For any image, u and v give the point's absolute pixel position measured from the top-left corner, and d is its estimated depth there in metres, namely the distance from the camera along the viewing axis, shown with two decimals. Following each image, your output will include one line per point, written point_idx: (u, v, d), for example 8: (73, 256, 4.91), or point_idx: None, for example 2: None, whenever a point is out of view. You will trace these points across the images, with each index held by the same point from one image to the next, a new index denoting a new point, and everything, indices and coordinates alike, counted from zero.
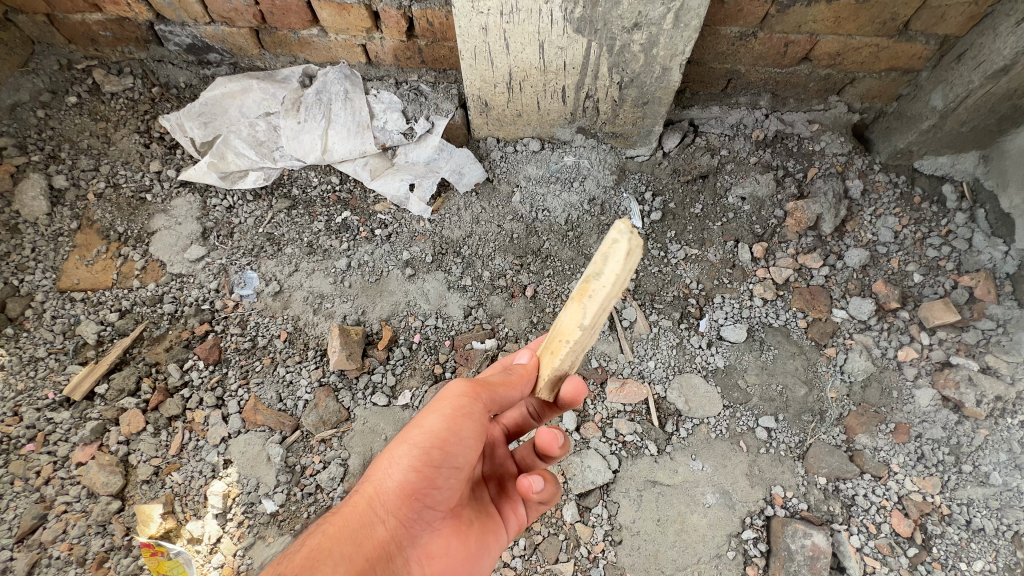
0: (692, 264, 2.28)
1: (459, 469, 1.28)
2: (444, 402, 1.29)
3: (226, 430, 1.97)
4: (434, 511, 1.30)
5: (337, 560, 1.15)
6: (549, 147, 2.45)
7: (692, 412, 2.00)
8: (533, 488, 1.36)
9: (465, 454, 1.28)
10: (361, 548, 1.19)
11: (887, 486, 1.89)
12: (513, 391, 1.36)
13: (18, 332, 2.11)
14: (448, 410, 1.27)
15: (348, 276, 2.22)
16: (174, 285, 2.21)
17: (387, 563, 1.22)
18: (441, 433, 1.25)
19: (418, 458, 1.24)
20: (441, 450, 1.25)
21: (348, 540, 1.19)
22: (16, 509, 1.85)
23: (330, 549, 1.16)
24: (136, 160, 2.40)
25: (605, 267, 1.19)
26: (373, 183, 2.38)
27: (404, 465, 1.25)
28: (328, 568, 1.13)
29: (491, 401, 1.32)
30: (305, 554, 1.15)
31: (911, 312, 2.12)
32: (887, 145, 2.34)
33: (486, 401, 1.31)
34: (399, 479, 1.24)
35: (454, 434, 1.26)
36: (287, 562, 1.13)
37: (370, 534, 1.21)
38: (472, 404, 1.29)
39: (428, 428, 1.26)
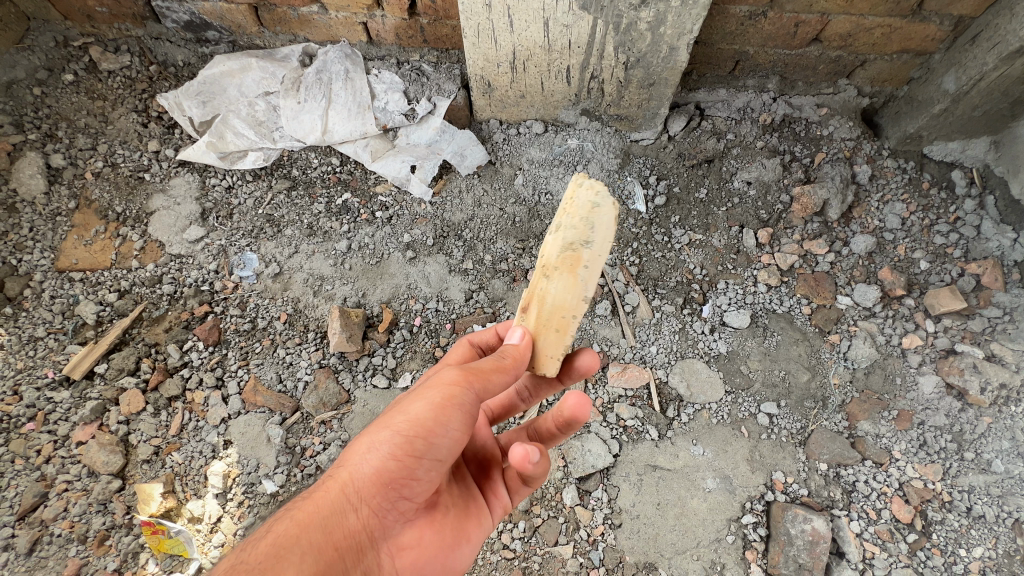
0: (696, 249, 2.25)
1: (442, 461, 1.21)
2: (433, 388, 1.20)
3: (226, 410, 1.97)
4: (412, 503, 1.24)
5: (304, 552, 1.09)
6: (552, 130, 2.41)
7: (694, 397, 1.99)
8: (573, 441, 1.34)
9: (450, 445, 1.21)
10: (330, 539, 1.13)
11: (888, 473, 1.88)
12: (507, 379, 1.28)
13: (17, 312, 2.09)
14: (436, 398, 1.19)
15: (348, 258, 2.21)
16: (173, 266, 2.19)
17: (358, 553, 1.17)
18: (427, 423, 1.17)
19: (400, 447, 1.17)
20: (424, 441, 1.17)
21: (318, 530, 1.13)
22: (17, 487, 1.86)
23: (296, 539, 1.11)
24: (134, 139, 2.37)
25: (592, 235, 1.31)
26: (374, 165, 2.35)
27: (384, 453, 1.17)
28: (294, 560, 1.07)
29: (482, 391, 1.24)
30: (270, 542, 1.10)
31: (917, 300, 2.10)
32: (897, 129, 2.30)
33: (476, 390, 1.23)
34: (376, 468, 1.17)
35: (440, 425, 1.18)
36: (250, 550, 1.08)
37: (341, 525, 1.16)
38: (462, 393, 1.21)
39: (412, 416, 1.18)
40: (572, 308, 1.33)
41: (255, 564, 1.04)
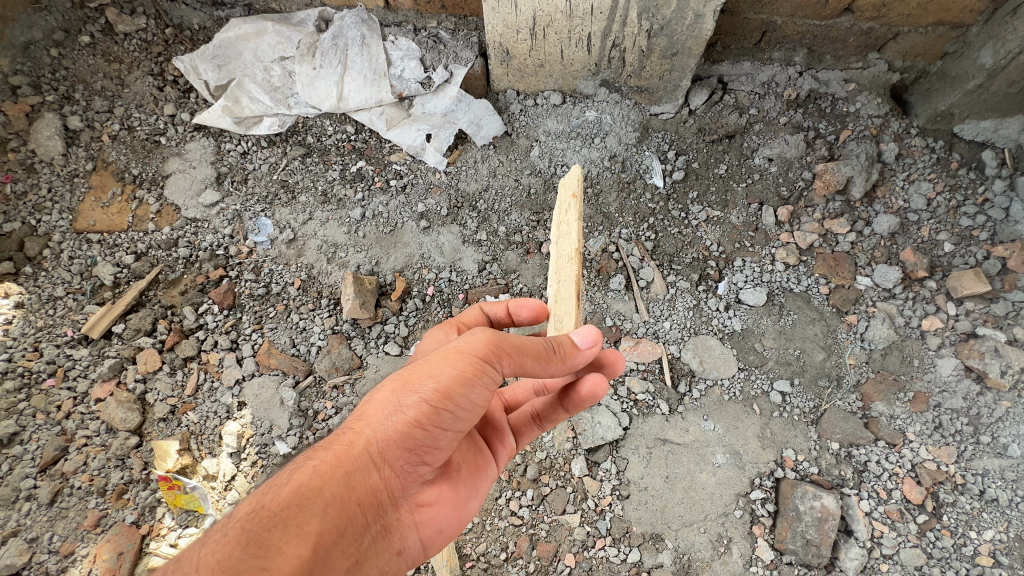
0: (714, 226, 2.22)
1: (465, 429, 1.16)
2: (462, 359, 1.14)
3: (240, 372, 1.99)
4: (432, 467, 1.18)
5: (326, 506, 1.03)
6: (571, 101, 2.35)
7: (706, 373, 1.98)
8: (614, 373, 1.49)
9: (474, 415, 1.15)
10: (353, 495, 1.08)
11: (901, 454, 1.86)
12: (541, 366, 1.23)
13: (37, 271, 2.12)
14: (465, 366, 1.13)
15: (362, 226, 2.20)
16: (189, 229, 2.20)
17: (378, 511, 1.12)
18: (457, 391, 1.11)
19: (426, 412, 1.10)
20: (451, 410, 1.11)
21: (341, 484, 1.07)
22: (39, 440, 1.91)
23: (320, 491, 1.04)
24: (150, 103, 2.36)
25: None
26: (389, 133, 2.33)
27: (410, 416, 1.10)
28: (316, 512, 1.02)
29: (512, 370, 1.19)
30: (293, 491, 1.03)
31: (939, 282, 2.05)
32: (927, 107, 2.21)
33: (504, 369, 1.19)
34: (402, 430, 1.10)
35: (469, 393, 1.12)
36: (271, 500, 1.01)
37: (364, 481, 1.09)
38: (492, 367, 1.16)
39: (440, 383, 1.11)
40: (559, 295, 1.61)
41: (277, 515, 0.99)
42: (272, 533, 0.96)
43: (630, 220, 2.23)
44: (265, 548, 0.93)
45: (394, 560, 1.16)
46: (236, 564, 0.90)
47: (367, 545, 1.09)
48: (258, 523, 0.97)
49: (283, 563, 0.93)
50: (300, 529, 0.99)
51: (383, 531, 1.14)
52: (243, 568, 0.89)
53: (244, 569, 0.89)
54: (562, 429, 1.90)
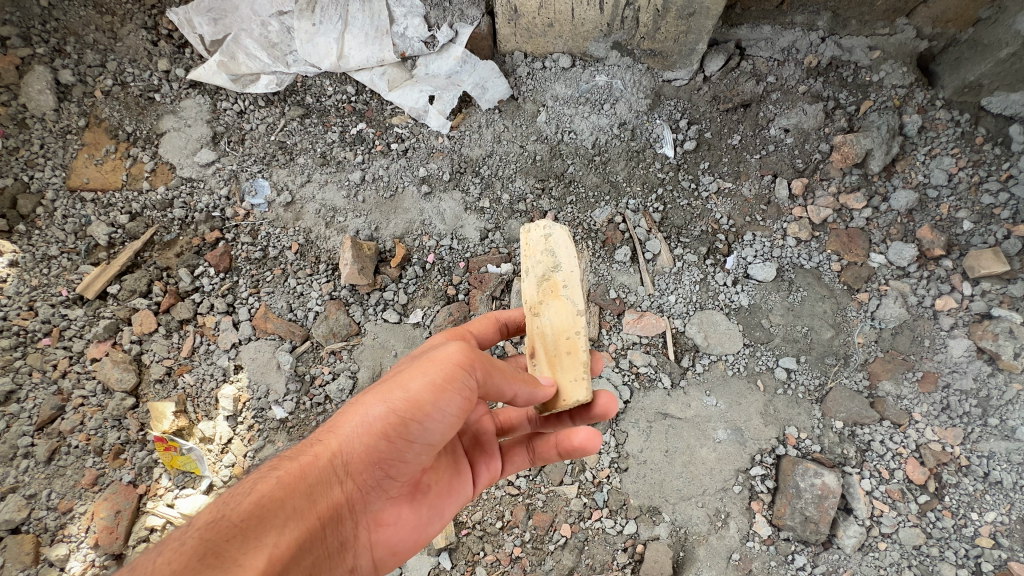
0: (724, 198, 2.15)
1: (433, 443, 1.14)
2: (436, 367, 1.10)
3: (237, 336, 1.96)
4: (396, 480, 1.18)
5: (287, 518, 1.02)
6: (580, 65, 2.25)
7: (710, 348, 1.94)
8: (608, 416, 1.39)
9: (443, 429, 1.13)
10: (313, 509, 1.07)
11: (906, 434, 1.83)
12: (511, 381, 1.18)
13: (30, 230, 2.08)
14: (436, 377, 1.10)
15: (362, 190, 2.14)
16: (184, 189, 2.14)
17: (337, 524, 1.11)
18: (425, 403, 1.09)
19: (392, 424, 1.09)
20: (418, 422, 1.09)
21: (303, 497, 1.06)
22: (35, 399, 1.90)
23: (280, 504, 1.02)
24: (144, 58, 2.26)
25: (557, 258, 1.34)
26: (390, 95, 2.24)
27: (375, 428, 1.09)
28: (277, 527, 1.00)
29: (485, 380, 1.15)
30: (254, 502, 1.01)
31: (955, 261, 1.98)
32: (954, 78, 2.09)
33: (479, 376, 1.14)
34: (366, 442, 1.10)
35: (439, 406, 1.09)
36: (233, 509, 1.00)
37: (325, 495, 1.08)
38: (465, 374, 1.11)
39: (410, 394, 1.09)
40: (573, 326, 1.30)
41: (237, 526, 0.96)
42: (231, 543, 0.94)
43: (638, 190, 2.16)
44: (222, 559, 0.91)
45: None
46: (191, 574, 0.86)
47: (325, 559, 1.09)
48: (217, 534, 0.94)
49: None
50: (259, 541, 0.97)
51: (340, 545, 1.13)
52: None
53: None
54: None
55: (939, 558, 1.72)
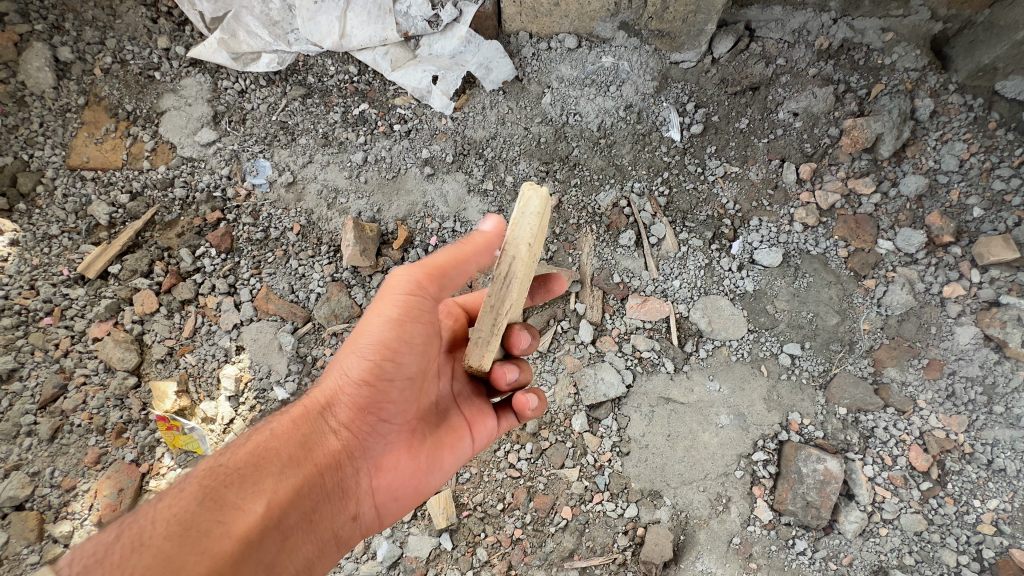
0: (731, 182, 2.12)
1: (412, 379, 1.20)
2: (390, 300, 1.16)
3: (238, 317, 1.95)
4: (390, 426, 1.23)
5: (282, 467, 1.10)
6: (587, 45, 2.20)
7: (714, 333, 1.92)
8: (528, 405, 1.41)
9: (418, 364, 1.19)
10: (307, 454, 1.14)
11: (910, 421, 1.82)
12: (470, 269, 1.21)
13: (31, 209, 2.06)
14: (393, 311, 1.15)
15: (364, 171, 2.11)
16: (185, 169, 2.12)
17: (334, 469, 1.17)
18: (389, 338, 1.14)
19: (366, 364, 1.15)
20: (391, 359, 1.15)
21: (296, 446, 1.14)
22: (38, 377, 1.90)
23: (275, 452, 1.12)
24: (142, 35, 2.22)
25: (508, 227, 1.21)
26: (393, 75, 2.20)
27: (353, 371, 1.16)
28: (273, 473, 1.09)
29: (441, 298, 1.20)
30: (251, 452, 1.11)
31: (964, 248, 1.95)
32: (969, 61, 2.03)
33: (434, 298, 1.19)
34: (348, 386, 1.17)
35: (403, 342, 1.16)
36: (234, 459, 1.10)
37: (318, 442, 1.16)
38: (417, 302, 1.16)
39: (375, 332, 1.15)
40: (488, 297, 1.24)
41: (235, 472, 1.06)
42: (230, 489, 1.03)
43: (644, 174, 2.13)
44: (222, 503, 1.00)
45: (351, 523, 1.22)
46: (192, 516, 0.96)
47: (324, 503, 1.15)
48: (217, 479, 1.04)
49: (240, 518, 1.00)
50: (258, 487, 1.06)
51: (341, 492, 1.19)
52: (199, 520, 0.96)
53: (199, 521, 0.96)
54: (564, 385, 1.88)
55: (940, 544, 1.72)
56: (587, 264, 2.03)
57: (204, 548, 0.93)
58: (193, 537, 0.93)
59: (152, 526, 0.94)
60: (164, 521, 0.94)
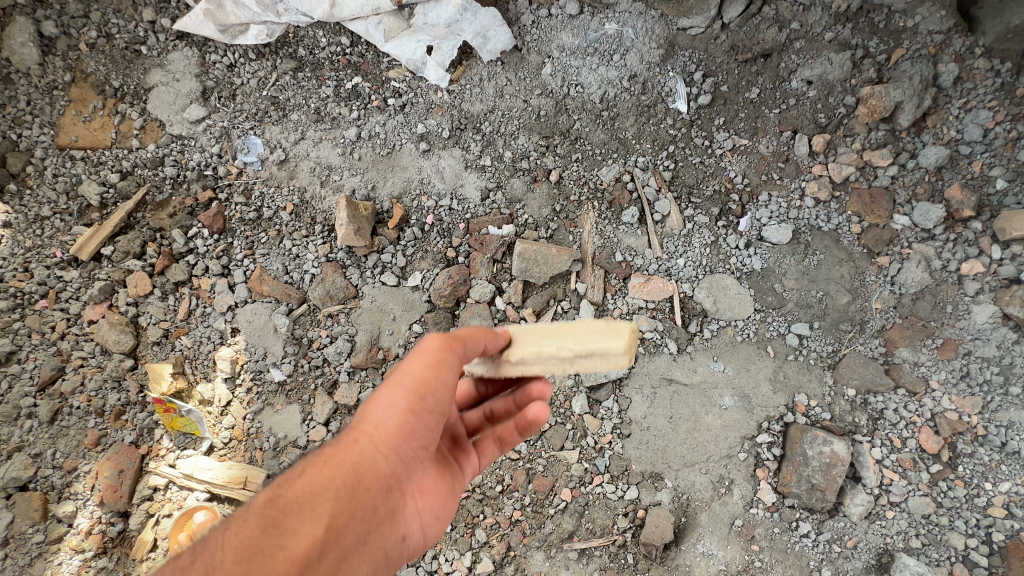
0: (740, 156, 2.03)
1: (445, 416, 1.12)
2: (424, 352, 1.09)
3: (232, 298, 1.91)
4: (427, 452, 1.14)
5: (333, 494, 1.01)
6: (589, 11, 2.08)
7: (719, 313, 1.86)
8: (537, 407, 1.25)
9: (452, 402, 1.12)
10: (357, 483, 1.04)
11: (921, 403, 1.76)
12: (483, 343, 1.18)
13: (21, 190, 2.02)
14: (429, 360, 1.09)
15: (357, 147, 2.04)
16: (175, 147, 2.06)
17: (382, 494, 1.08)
18: (428, 378, 1.07)
19: (409, 406, 1.06)
20: (432, 395, 1.08)
21: (343, 475, 1.03)
22: (36, 360, 1.89)
23: (323, 482, 1.02)
24: (128, 7, 2.10)
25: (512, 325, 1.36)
26: (387, 46, 2.12)
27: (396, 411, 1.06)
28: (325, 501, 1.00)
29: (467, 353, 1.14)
30: (299, 485, 1.01)
31: (985, 223, 1.85)
32: (997, 23, 1.86)
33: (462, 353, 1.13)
34: (391, 424, 1.07)
35: (440, 380, 1.09)
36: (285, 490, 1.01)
37: (365, 471, 1.05)
38: (450, 356, 1.11)
39: (415, 376, 1.07)
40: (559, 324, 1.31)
41: (289, 503, 0.99)
42: (285, 519, 0.96)
43: (648, 148, 2.05)
44: (282, 530, 0.94)
45: (399, 543, 1.15)
46: (257, 543, 0.92)
47: (376, 526, 1.08)
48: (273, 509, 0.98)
49: (299, 544, 0.94)
50: (312, 515, 0.98)
51: (388, 513, 1.11)
52: (262, 545, 0.91)
53: (265, 544, 0.92)
54: None
55: (948, 527, 1.68)
56: (589, 243, 1.96)
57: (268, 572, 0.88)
58: (259, 563, 0.89)
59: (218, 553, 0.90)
60: (229, 550, 0.90)
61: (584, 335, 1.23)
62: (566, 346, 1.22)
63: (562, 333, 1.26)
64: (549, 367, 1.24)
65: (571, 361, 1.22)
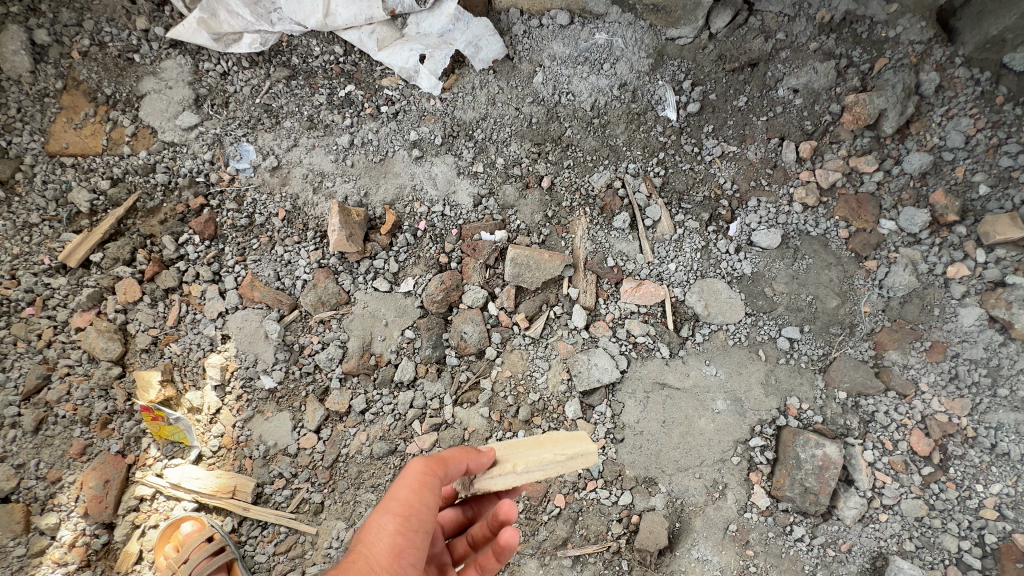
0: (728, 162, 2.06)
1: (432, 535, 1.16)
2: (408, 479, 1.15)
3: (223, 305, 1.90)
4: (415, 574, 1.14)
5: None
6: (579, 22, 2.12)
7: (711, 317, 1.87)
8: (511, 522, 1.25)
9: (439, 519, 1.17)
10: None
11: (911, 405, 1.77)
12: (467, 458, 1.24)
13: (9, 196, 2.01)
14: (414, 483, 1.14)
15: (350, 154, 2.05)
16: (167, 154, 2.06)
17: None
18: (414, 500, 1.13)
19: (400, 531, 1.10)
20: (418, 515, 1.12)
21: None
22: (21, 368, 1.86)
23: None
24: (121, 16, 2.12)
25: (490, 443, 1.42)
26: (379, 55, 2.13)
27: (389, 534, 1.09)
28: None
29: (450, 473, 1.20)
30: None
31: (970, 227, 1.88)
32: (976, 34, 1.92)
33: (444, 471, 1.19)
34: (383, 549, 1.09)
35: (426, 500, 1.14)
36: None
37: None
38: (434, 478, 1.16)
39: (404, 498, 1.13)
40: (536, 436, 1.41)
41: None
42: None
43: (639, 154, 2.08)
44: None
45: None
46: None
47: None
48: None
49: None
50: None
51: None
52: None
53: None
54: (557, 371, 1.86)
55: (941, 529, 1.68)
56: (580, 248, 1.97)
57: None
58: None
59: None
60: None
61: (562, 446, 1.35)
62: (556, 452, 1.31)
63: (542, 444, 1.36)
64: (547, 472, 1.28)
65: (564, 463, 1.29)
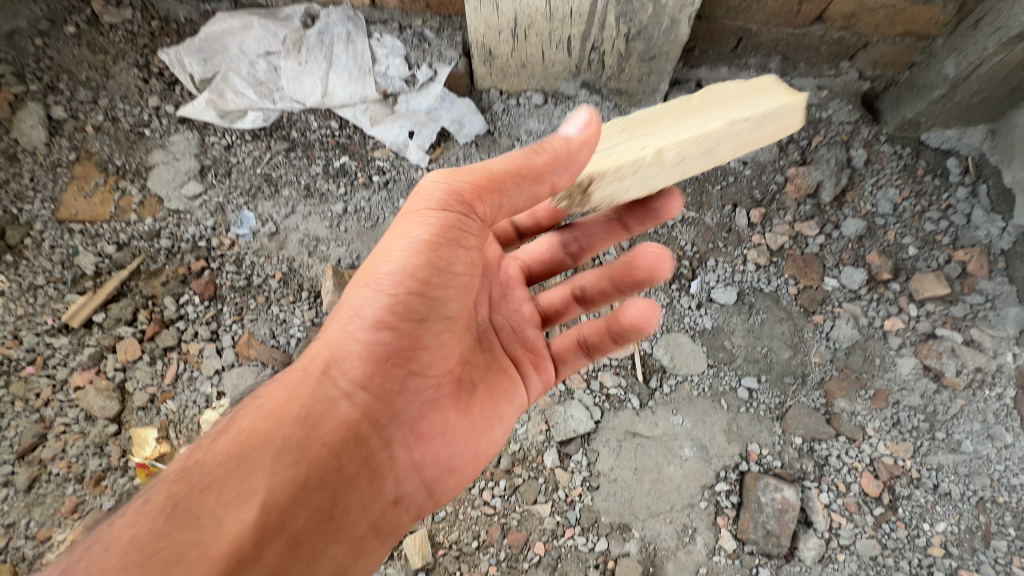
0: (688, 227, 2.27)
1: (448, 320, 1.20)
2: (411, 219, 1.16)
3: (220, 362, 2.01)
4: (422, 378, 1.19)
5: (280, 451, 1.04)
6: (552, 101, 2.39)
7: (677, 369, 2.03)
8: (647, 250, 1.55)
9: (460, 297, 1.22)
10: (316, 436, 1.07)
11: (860, 449, 1.92)
12: (546, 172, 1.13)
13: (17, 260, 2.13)
14: (419, 238, 1.13)
15: (344, 220, 2.24)
16: (171, 220, 2.21)
17: (361, 447, 1.11)
18: (422, 264, 1.13)
19: (381, 301, 1.14)
20: (437, 281, 1.16)
21: (293, 426, 1.07)
22: (17, 428, 1.93)
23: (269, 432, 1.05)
24: (134, 94, 2.34)
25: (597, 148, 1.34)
26: (372, 130, 2.36)
27: (367, 310, 1.14)
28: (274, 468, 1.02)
29: (498, 209, 1.17)
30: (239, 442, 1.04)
31: (902, 284, 2.11)
32: (896, 115, 2.24)
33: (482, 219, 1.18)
34: (360, 332, 1.14)
35: (441, 259, 1.15)
36: (209, 455, 1.03)
37: (332, 422, 1.10)
38: (465, 214, 1.15)
39: (396, 266, 1.14)
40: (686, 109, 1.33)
41: (218, 467, 1.00)
42: (211, 490, 0.96)
43: None
44: (208, 503, 0.95)
45: (392, 507, 1.16)
46: (187, 507, 0.94)
47: (360, 481, 1.10)
48: (192, 483, 0.98)
49: (234, 519, 0.95)
50: (248, 482, 0.99)
51: (373, 467, 1.12)
52: (197, 511, 0.94)
53: (200, 508, 0.94)
54: (536, 423, 1.96)
55: (895, 568, 1.80)
56: None
57: (200, 541, 0.90)
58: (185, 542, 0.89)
59: (137, 529, 0.90)
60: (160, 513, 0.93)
61: (752, 100, 1.24)
62: (743, 111, 1.22)
63: (699, 112, 1.28)
64: (731, 143, 1.22)
65: (756, 120, 1.20)
